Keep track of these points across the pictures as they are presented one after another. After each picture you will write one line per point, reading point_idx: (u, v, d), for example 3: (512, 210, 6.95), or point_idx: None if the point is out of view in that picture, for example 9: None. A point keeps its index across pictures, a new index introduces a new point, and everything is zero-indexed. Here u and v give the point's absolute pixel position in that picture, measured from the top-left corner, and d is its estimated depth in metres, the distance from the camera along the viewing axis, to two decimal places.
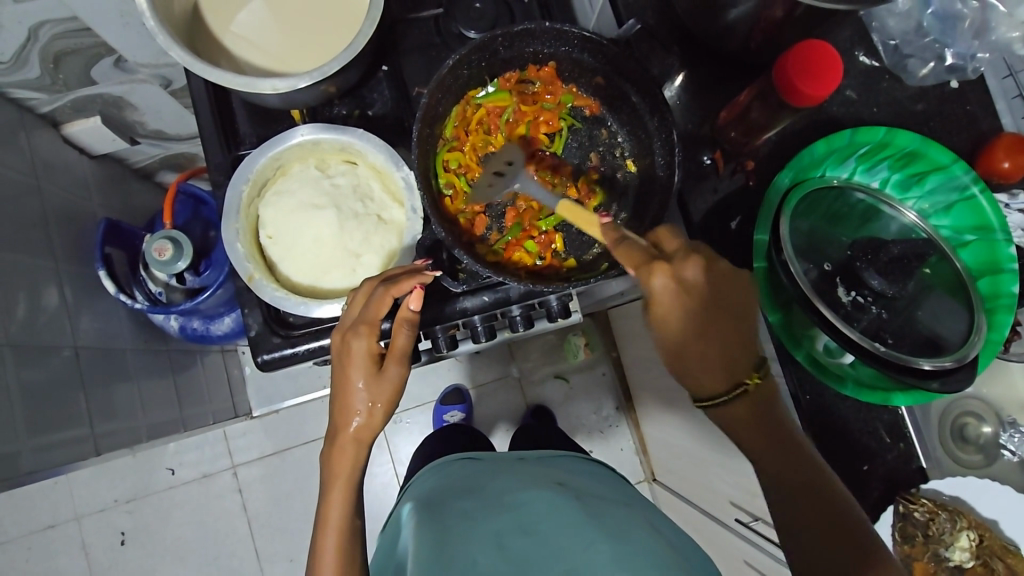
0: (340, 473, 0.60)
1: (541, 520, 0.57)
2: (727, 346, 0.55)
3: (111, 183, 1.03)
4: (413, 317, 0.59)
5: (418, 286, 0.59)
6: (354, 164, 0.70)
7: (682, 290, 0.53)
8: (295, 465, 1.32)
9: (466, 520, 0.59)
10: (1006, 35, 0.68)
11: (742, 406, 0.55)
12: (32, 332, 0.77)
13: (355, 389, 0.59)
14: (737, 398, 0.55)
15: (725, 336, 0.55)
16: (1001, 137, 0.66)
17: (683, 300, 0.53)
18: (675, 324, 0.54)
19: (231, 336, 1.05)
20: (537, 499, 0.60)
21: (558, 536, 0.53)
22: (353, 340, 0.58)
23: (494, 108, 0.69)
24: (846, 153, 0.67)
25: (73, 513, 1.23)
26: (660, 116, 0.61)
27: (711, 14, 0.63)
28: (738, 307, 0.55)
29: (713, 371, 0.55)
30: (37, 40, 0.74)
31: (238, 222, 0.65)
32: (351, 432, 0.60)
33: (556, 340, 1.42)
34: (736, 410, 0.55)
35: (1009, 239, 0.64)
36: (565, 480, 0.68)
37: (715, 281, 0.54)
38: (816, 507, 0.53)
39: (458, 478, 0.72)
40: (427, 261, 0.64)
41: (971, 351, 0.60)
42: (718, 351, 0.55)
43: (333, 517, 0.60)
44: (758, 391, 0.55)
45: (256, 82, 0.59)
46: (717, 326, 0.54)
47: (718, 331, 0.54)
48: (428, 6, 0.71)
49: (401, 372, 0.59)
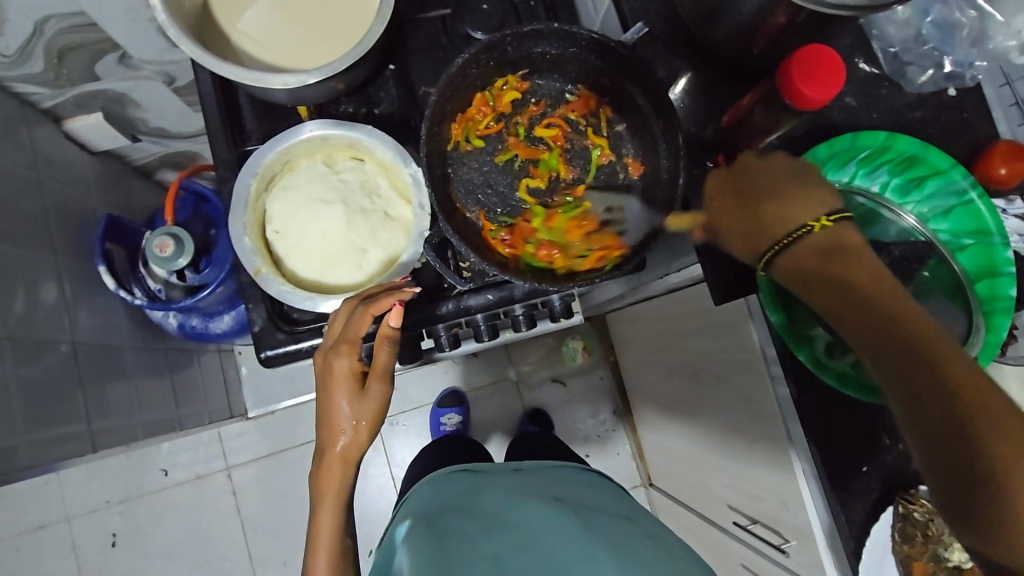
0: (328, 493, 0.61)
1: (540, 535, 0.57)
2: (789, 210, 0.56)
3: (111, 180, 1.02)
4: (394, 334, 0.59)
5: (398, 303, 0.58)
6: (361, 160, 0.69)
7: (749, 170, 0.59)
8: (289, 467, 1.31)
9: (462, 534, 0.60)
10: (1003, 44, 0.70)
11: (802, 249, 0.55)
12: (29, 327, 0.76)
13: (339, 408, 0.59)
14: (793, 261, 0.55)
15: (789, 203, 0.56)
16: (997, 143, 0.68)
17: (730, 204, 0.60)
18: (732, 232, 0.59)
19: (231, 334, 1.05)
20: (535, 515, 0.60)
21: (557, 551, 0.54)
22: (335, 359, 0.59)
23: (491, 164, 0.69)
24: (849, 157, 0.67)
25: (63, 514, 1.21)
26: (666, 118, 0.62)
27: (717, 19, 0.64)
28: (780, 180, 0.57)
29: (809, 209, 0.55)
30: (43, 34, 0.74)
31: (246, 216, 0.65)
32: (337, 451, 0.60)
33: (554, 344, 1.43)
34: (797, 257, 0.55)
35: (1006, 243, 0.65)
36: (563, 495, 0.67)
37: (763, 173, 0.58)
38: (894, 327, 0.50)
39: (454, 492, 0.71)
40: (408, 276, 0.64)
41: (970, 352, 0.63)
42: (751, 218, 0.58)
43: (323, 537, 0.61)
44: (833, 239, 0.55)
45: (266, 77, 0.60)
46: (741, 218, 0.58)
47: (829, 283, 0.53)
48: (435, 6, 0.71)
49: (384, 388, 0.60)
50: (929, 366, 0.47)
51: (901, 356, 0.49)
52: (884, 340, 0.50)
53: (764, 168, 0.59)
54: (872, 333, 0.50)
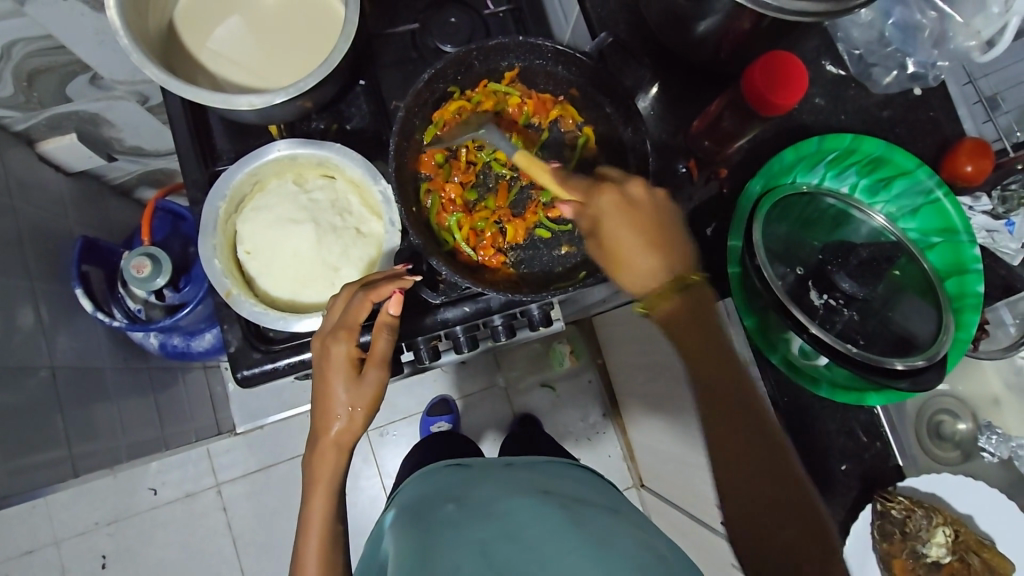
0: (320, 479, 0.61)
1: (524, 527, 0.57)
2: (671, 260, 0.56)
3: (88, 200, 1.02)
4: (392, 321, 0.59)
5: (398, 291, 0.58)
6: (331, 177, 0.69)
7: (636, 210, 0.55)
8: (279, 481, 1.31)
9: (449, 528, 0.60)
10: (964, 44, 0.69)
11: (681, 300, 0.55)
12: (4, 352, 0.75)
13: (336, 394, 0.60)
14: (675, 304, 0.55)
15: (658, 256, 0.55)
16: (963, 141, 0.69)
17: (627, 218, 0.55)
18: (629, 259, 0.56)
19: (212, 353, 1.04)
20: (521, 508, 0.60)
21: (543, 542, 0.54)
22: (333, 345, 0.59)
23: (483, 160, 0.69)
24: (816, 160, 0.69)
25: (51, 537, 1.21)
26: (633, 127, 0.62)
27: (681, 27, 0.65)
28: (662, 223, 0.56)
29: (660, 271, 0.55)
30: (10, 58, 0.74)
31: (215, 238, 0.64)
32: (332, 436, 0.61)
33: (542, 349, 1.43)
34: (677, 306, 0.55)
35: (973, 240, 0.66)
36: (550, 487, 0.67)
37: (642, 200, 0.56)
38: (740, 434, 0.54)
39: (442, 487, 0.71)
40: (409, 266, 0.64)
41: (940, 350, 0.62)
42: (658, 252, 0.55)
43: (314, 524, 0.61)
44: (701, 299, 0.56)
45: (232, 98, 0.60)
46: (632, 243, 0.55)
47: (699, 338, 0.55)
48: (404, 21, 0.72)
49: (381, 375, 0.60)
50: (754, 484, 0.53)
51: (750, 481, 0.53)
52: (740, 467, 0.53)
53: (632, 192, 0.56)
54: (732, 437, 0.54)
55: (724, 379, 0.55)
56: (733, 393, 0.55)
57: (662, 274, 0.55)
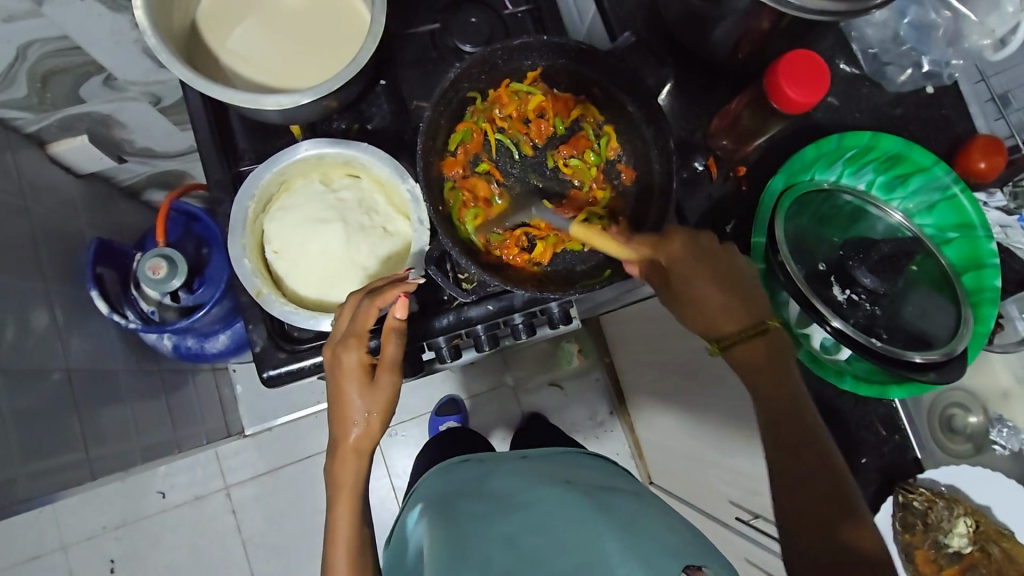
0: (344, 485, 0.61)
1: (553, 517, 0.57)
2: (734, 308, 0.61)
3: (98, 202, 1.01)
4: (400, 325, 0.59)
5: (402, 294, 0.58)
6: (356, 177, 0.70)
7: (704, 255, 0.61)
8: (288, 483, 1.30)
9: (475, 521, 0.60)
10: (978, 43, 0.70)
11: (760, 343, 0.60)
12: (20, 355, 0.75)
13: (351, 401, 0.59)
14: (749, 351, 0.61)
15: (720, 299, 0.61)
16: (975, 138, 0.70)
17: (691, 265, 0.61)
18: (695, 302, 0.61)
19: (228, 355, 1.04)
20: (547, 498, 0.61)
21: (574, 532, 0.54)
22: (343, 354, 0.58)
23: (506, 159, 0.69)
24: (834, 157, 0.70)
25: (59, 542, 1.20)
26: (656, 126, 0.63)
27: (702, 27, 0.65)
28: (730, 270, 0.62)
29: (741, 317, 0.61)
30: (26, 59, 0.73)
31: (244, 238, 0.64)
32: (351, 443, 0.60)
33: (549, 348, 1.43)
34: (755, 347, 0.61)
35: (990, 236, 0.68)
36: (573, 478, 0.67)
37: (702, 245, 0.62)
38: (792, 431, 0.59)
39: (463, 481, 0.72)
40: (411, 270, 0.64)
41: (959, 344, 0.63)
42: (722, 299, 0.61)
43: (341, 528, 0.61)
44: (779, 343, 0.61)
45: (260, 98, 0.60)
46: (701, 288, 0.61)
47: (765, 380, 0.60)
48: (424, 21, 0.72)
49: (394, 379, 0.59)
50: (812, 472, 0.57)
51: (800, 476, 0.57)
52: (794, 460, 0.58)
53: (698, 241, 0.62)
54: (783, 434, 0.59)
55: (771, 388, 0.60)
56: (778, 398, 0.60)
57: (725, 319, 0.61)
